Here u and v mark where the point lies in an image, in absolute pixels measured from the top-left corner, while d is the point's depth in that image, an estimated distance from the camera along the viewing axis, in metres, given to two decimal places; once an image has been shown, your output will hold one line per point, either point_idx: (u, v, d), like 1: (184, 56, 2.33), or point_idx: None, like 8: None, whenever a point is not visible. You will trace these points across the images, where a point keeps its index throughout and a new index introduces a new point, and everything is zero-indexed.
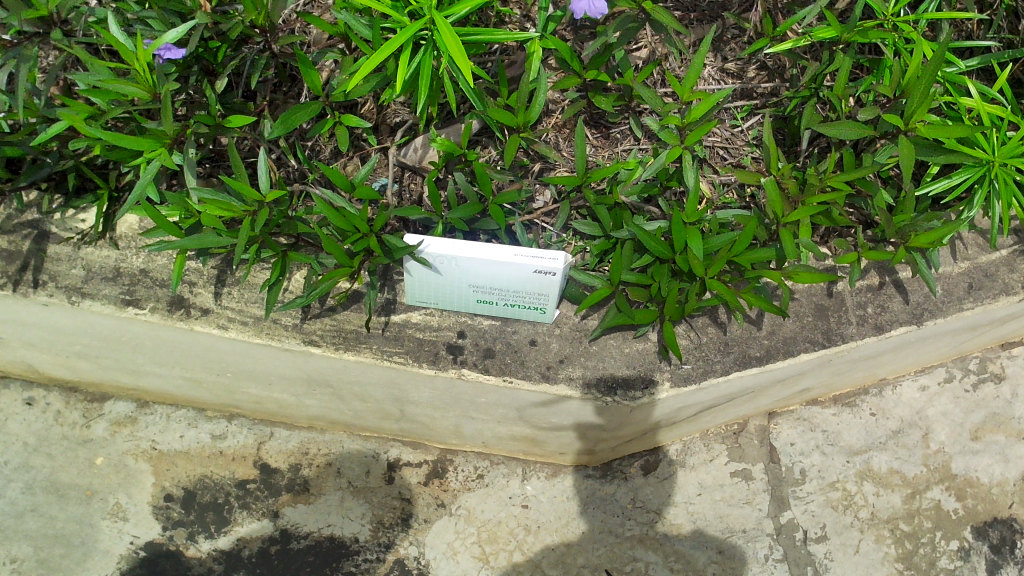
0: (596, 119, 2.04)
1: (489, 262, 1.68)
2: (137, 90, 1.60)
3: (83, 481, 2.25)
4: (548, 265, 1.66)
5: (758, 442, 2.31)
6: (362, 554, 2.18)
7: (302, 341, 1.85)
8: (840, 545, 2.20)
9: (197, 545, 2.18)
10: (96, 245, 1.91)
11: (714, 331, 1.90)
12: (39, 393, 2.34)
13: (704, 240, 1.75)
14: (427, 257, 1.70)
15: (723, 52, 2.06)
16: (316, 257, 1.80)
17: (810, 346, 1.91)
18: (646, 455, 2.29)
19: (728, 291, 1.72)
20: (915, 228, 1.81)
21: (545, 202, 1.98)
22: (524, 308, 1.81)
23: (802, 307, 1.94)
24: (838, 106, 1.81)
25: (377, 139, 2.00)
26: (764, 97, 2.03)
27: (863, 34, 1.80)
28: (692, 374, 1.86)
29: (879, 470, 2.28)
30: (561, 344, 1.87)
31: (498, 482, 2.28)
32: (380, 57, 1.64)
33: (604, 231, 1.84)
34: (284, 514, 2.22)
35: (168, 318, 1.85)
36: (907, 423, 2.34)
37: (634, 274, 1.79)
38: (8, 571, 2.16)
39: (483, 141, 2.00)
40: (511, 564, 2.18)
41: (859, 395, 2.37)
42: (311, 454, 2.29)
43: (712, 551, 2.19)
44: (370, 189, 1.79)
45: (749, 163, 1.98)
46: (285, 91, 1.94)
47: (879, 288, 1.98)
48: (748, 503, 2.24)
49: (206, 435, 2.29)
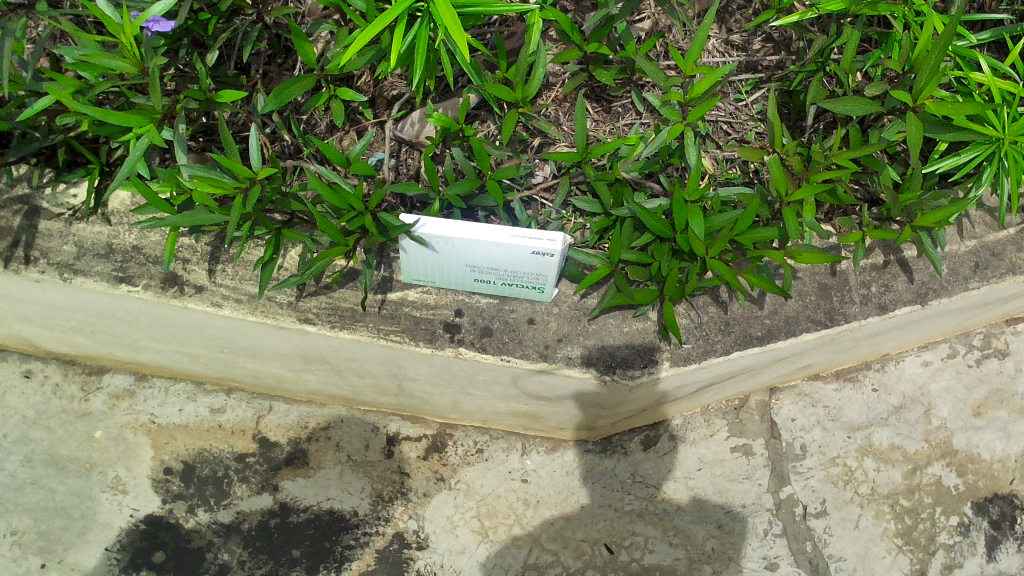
0: (597, 94, 2.00)
1: (487, 243, 1.64)
2: (124, 65, 1.55)
3: (82, 454, 2.24)
4: (546, 246, 1.62)
5: (759, 418, 2.29)
6: (362, 528, 2.18)
7: (297, 319, 1.82)
8: (840, 520, 2.20)
9: (196, 517, 2.18)
10: (88, 221, 1.88)
11: (715, 310, 1.87)
12: (36, 366, 2.32)
13: (706, 218, 1.71)
14: (422, 236, 1.66)
15: (728, 24, 2.02)
16: (310, 235, 1.77)
17: (813, 325, 1.88)
18: (646, 430, 2.28)
19: (728, 271, 1.69)
20: (921, 207, 1.76)
21: (545, 177, 1.94)
22: (523, 287, 1.78)
23: (806, 285, 1.91)
24: (845, 81, 1.77)
25: (373, 113, 1.96)
26: (769, 70, 1.99)
27: (872, 6, 1.74)
28: (693, 354, 1.84)
29: (880, 446, 2.27)
30: (560, 323, 1.84)
31: (497, 457, 2.27)
32: (374, 29, 1.60)
33: (604, 208, 1.81)
34: (284, 488, 2.21)
35: (162, 295, 1.83)
36: (910, 399, 2.32)
37: (634, 253, 1.76)
38: (9, 543, 2.15)
39: (482, 115, 1.97)
40: (510, 538, 2.17)
41: (862, 370, 2.35)
42: (311, 428, 2.27)
43: (711, 526, 2.18)
44: (365, 164, 1.75)
45: (753, 139, 1.94)
46: (279, 63, 1.90)
47: (883, 267, 1.94)
48: (748, 478, 2.23)
49: (205, 409, 2.28)
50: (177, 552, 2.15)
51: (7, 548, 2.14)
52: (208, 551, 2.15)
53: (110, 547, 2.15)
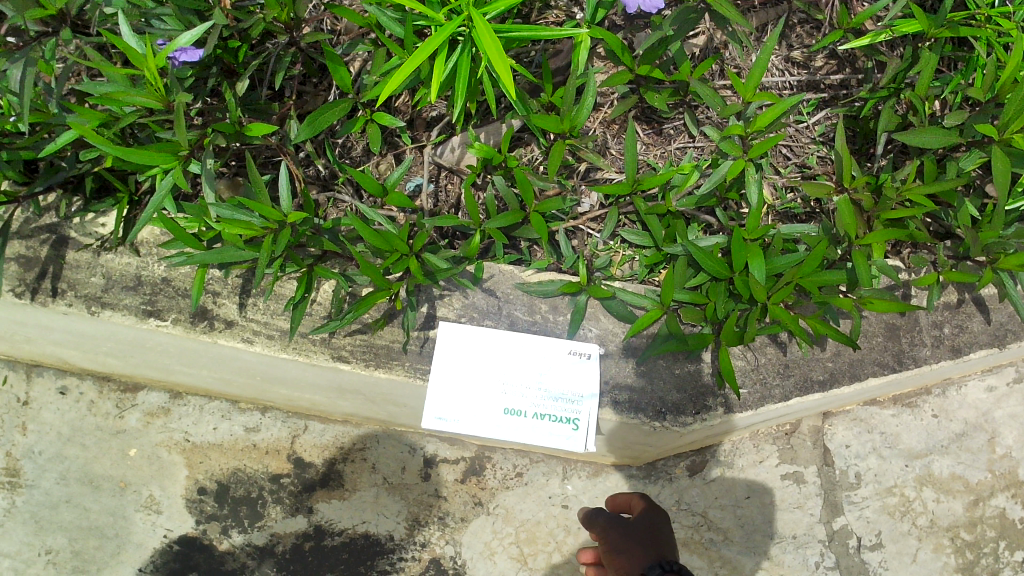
0: (647, 115, 1.89)
1: (510, 431, 1.71)
2: (147, 101, 1.45)
3: (116, 472, 2.16)
4: (569, 442, 1.69)
5: (811, 444, 2.12)
6: (398, 553, 2.12)
7: (331, 357, 1.73)
8: (896, 552, 2.08)
9: (230, 539, 2.12)
10: (116, 251, 1.79)
11: (773, 351, 1.74)
12: (72, 382, 2.20)
13: (767, 259, 1.58)
14: (452, 398, 1.71)
15: (789, 39, 1.89)
16: (345, 272, 1.68)
17: (880, 369, 1.75)
18: (692, 455, 2.13)
19: (791, 319, 1.54)
20: (1003, 247, 1.61)
21: (591, 206, 1.87)
22: (556, 420, 1.70)
23: (873, 327, 1.76)
24: (921, 108, 1.61)
25: (412, 136, 1.87)
26: (833, 89, 1.87)
27: (954, 29, 1.58)
28: (749, 400, 1.72)
29: (940, 476, 2.12)
30: (607, 365, 1.72)
31: (537, 481, 2.15)
32: (413, 61, 1.50)
33: (654, 242, 1.72)
34: (318, 510, 2.14)
35: (191, 330, 1.75)
36: (972, 426, 2.14)
37: (688, 293, 1.64)
38: (44, 561, 2.13)
39: (526, 137, 1.88)
40: (549, 567, 2.11)
41: (921, 395, 2.15)
42: (347, 450, 2.16)
43: (760, 557, 2.08)
44: (403, 193, 1.66)
45: (815, 164, 1.82)
46: (314, 83, 1.83)
47: (957, 305, 1.79)
48: (800, 507, 2.10)
49: (239, 428, 2.17)
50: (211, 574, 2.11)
51: (42, 567, 2.13)
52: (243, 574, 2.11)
53: (143, 568, 2.13)
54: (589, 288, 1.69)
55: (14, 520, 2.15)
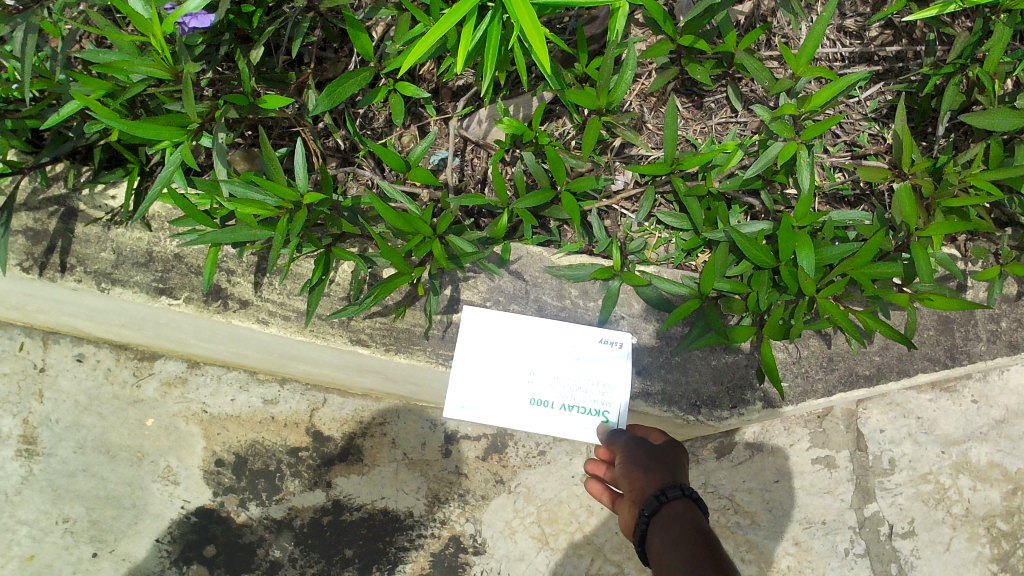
0: (687, 87, 1.78)
1: (537, 421, 1.65)
2: (152, 71, 1.35)
3: (133, 442, 2.04)
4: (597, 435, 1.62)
5: (844, 427, 1.97)
6: (417, 530, 1.99)
7: (349, 340, 1.65)
8: (929, 542, 1.94)
9: (248, 512, 2.00)
10: (127, 225, 1.71)
11: (817, 343, 1.64)
12: (89, 350, 2.08)
13: (818, 248, 1.47)
14: (475, 387, 1.64)
15: (842, 7, 1.76)
16: (364, 253, 1.60)
17: (929, 364, 1.66)
18: (720, 436, 1.97)
19: (841, 314, 1.44)
20: None
21: (625, 182, 1.75)
22: (584, 411, 1.63)
23: (925, 319, 1.67)
24: (988, 87, 1.49)
25: (437, 107, 1.78)
26: (888, 61, 1.74)
27: None
28: (790, 394, 1.63)
29: (978, 463, 1.96)
30: (640, 355, 1.64)
31: (560, 460, 2.02)
32: (438, 32, 1.39)
33: (693, 225, 1.61)
34: (337, 484, 2.01)
35: (204, 310, 1.67)
36: (1013, 413, 1.98)
37: (729, 282, 1.53)
38: (61, 531, 2.00)
39: (557, 110, 1.76)
40: (572, 546, 1.99)
41: (959, 378, 1.99)
42: (367, 424, 2.04)
43: (787, 542, 1.94)
44: (427, 170, 1.55)
45: (866, 142, 1.71)
46: (334, 49, 1.74)
47: (1017, 298, 1.69)
48: (830, 493, 1.96)
49: (258, 399, 2.05)
50: (228, 548, 1.99)
51: (60, 536, 2.00)
52: (260, 547, 1.99)
53: (161, 538, 2.00)
54: (623, 274, 1.59)
55: (31, 488, 2.02)
